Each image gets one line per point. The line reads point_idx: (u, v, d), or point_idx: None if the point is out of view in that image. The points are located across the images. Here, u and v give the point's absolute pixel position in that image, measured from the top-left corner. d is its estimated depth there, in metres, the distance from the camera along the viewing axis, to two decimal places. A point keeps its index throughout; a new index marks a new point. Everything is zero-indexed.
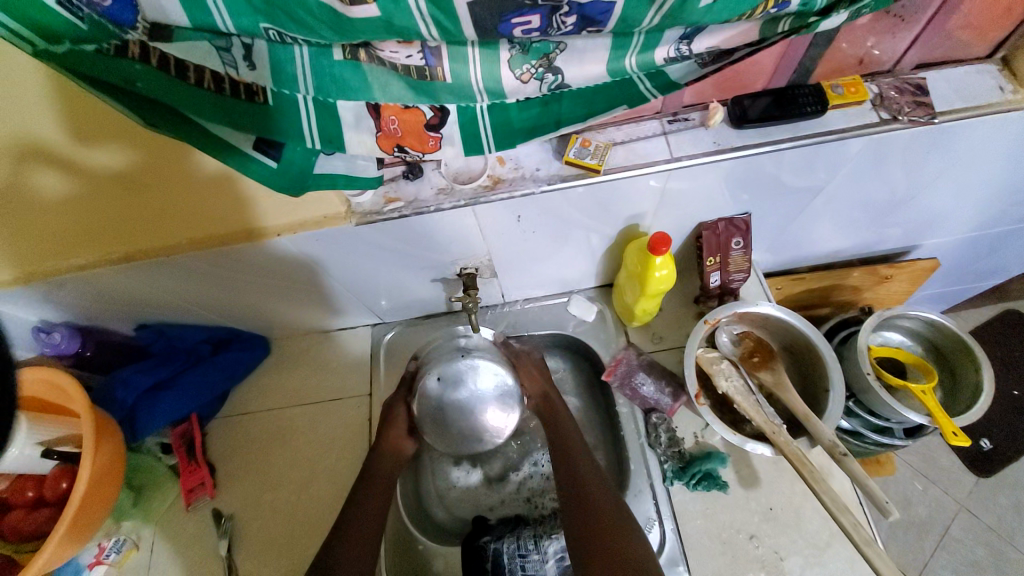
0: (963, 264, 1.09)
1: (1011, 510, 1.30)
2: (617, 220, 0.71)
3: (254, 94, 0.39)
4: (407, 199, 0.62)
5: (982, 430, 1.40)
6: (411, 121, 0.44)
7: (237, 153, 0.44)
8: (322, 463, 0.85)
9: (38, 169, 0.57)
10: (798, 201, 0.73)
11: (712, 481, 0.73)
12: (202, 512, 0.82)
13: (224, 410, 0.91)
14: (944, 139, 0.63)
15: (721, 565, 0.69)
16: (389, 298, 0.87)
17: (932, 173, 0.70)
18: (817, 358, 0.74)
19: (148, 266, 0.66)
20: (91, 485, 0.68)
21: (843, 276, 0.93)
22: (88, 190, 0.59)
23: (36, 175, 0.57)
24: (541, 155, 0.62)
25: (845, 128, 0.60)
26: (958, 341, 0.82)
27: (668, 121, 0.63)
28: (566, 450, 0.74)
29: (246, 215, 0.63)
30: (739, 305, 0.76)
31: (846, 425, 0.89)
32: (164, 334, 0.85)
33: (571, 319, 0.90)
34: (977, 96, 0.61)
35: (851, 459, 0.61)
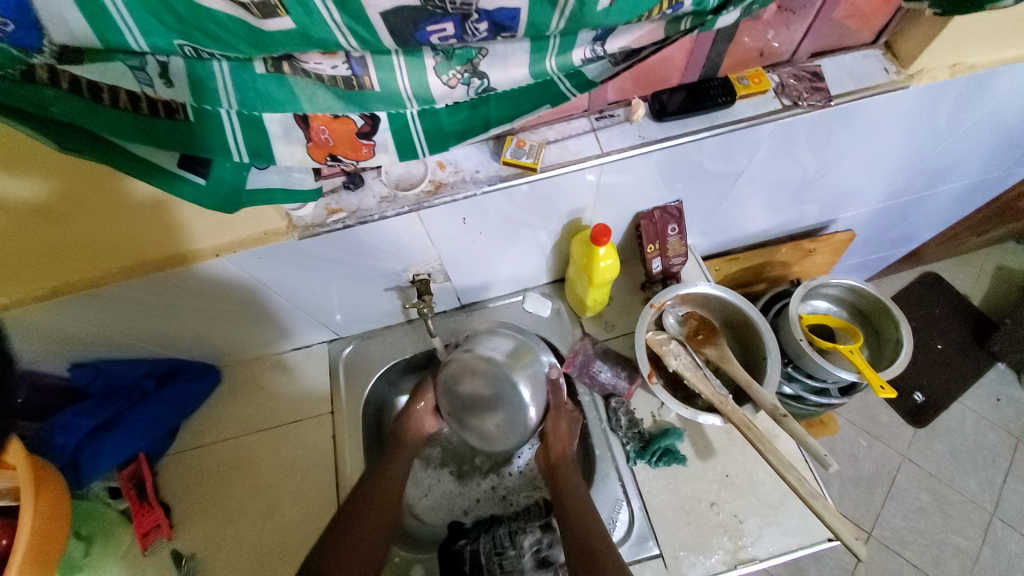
0: (879, 233, 1.20)
1: (945, 455, 1.43)
2: (560, 215, 0.73)
3: (173, 111, 0.39)
4: (350, 209, 0.62)
5: (914, 384, 1.53)
6: (341, 130, 0.44)
7: (163, 173, 0.43)
8: (286, 487, 0.83)
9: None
10: (723, 185, 0.78)
11: (672, 456, 0.76)
12: (160, 555, 0.78)
13: (176, 445, 0.86)
14: (842, 119, 0.69)
15: (687, 535, 0.73)
16: (344, 312, 0.86)
17: (838, 152, 0.78)
18: (754, 330, 0.79)
19: (79, 300, 0.64)
20: (35, 540, 0.63)
21: (773, 253, 1.00)
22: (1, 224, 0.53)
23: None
24: (478, 158, 0.64)
25: (754, 116, 0.66)
26: (877, 302, 0.91)
27: (597, 118, 0.67)
28: None
29: (180, 240, 0.62)
30: (680, 287, 0.81)
31: (789, 391, 0.95)
32: (101, 373, 0.81)
33: (527, 316, 0.92)
34: (865, 79, 0.68)
35: (791, 419, 0.66)
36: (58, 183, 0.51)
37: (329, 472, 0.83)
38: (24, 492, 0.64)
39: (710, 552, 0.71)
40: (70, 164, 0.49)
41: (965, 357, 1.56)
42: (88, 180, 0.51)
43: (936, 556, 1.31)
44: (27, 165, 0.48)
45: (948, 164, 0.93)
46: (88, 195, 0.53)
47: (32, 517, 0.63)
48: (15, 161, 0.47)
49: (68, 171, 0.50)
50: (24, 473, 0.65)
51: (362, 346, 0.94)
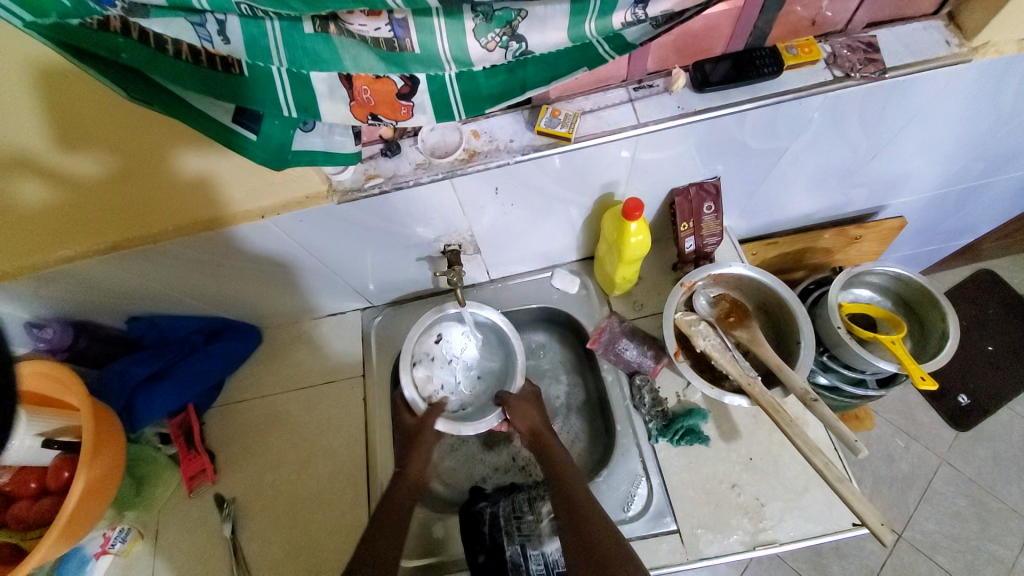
0: (931, 224, 1.14)
1: (988, 460, 1.36)
2: (592, 189, 0.73)
3: (229, 66, 0.40)
4: (387, 175, 0.64)
5: (960, 386, 1.45)
6: (382, 90, 0.45)
7: (218, 126, 0.45)
8: (320, 442, 0.87)
9: (13, 192, 0.57)
10: (764, 163, 0.76)
11: (695, 435, 0.76)
12: (204, 498, 0.84)
13: (220, 399, 0.92)
14: (897, 94, 0.66)
15: (705, 514, 0.73)
16: (377, 281, 0.89)
17: (891, 131, 0.73)
18: (788, 313, 0.77)
19: (136, 255, 0.69)
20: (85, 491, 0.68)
21: (814, 239, 0.96)
22: (78, 180, 0.58)
23: (8, 191, 0.56)
24: (513, 127, 0.65)
25: (801, 88, 0.63)
26: (924, 293, 0.87)
27: (635, 89, 0.65)
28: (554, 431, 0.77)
29: (225, 201, 0.65)
30: (713, 268, 0.79)
31: (824, 380, 0.93)
32: (155, 326, 0.87)
33: (555, 292, 0.92)
34: (925, 52, 0.64)
35: (821, 404, 0.65)
36: (123, 137, 0.54)
37: (360, 431, 0.87)
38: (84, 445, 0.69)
39: (729, 532, 0.71)
40: (128, 129, 0.53)
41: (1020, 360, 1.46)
42: (146, 139, 0.54)
43: (971, 563, 1.26)
44: (99, 119, 0.51)
45: (1016, 148, 0.87)
46: (149, 151, 0.56)
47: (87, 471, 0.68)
48: (90, 115, 0.51)
49: (133, 125, 0.52)
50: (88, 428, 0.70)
51: (393, 315, 0.97)
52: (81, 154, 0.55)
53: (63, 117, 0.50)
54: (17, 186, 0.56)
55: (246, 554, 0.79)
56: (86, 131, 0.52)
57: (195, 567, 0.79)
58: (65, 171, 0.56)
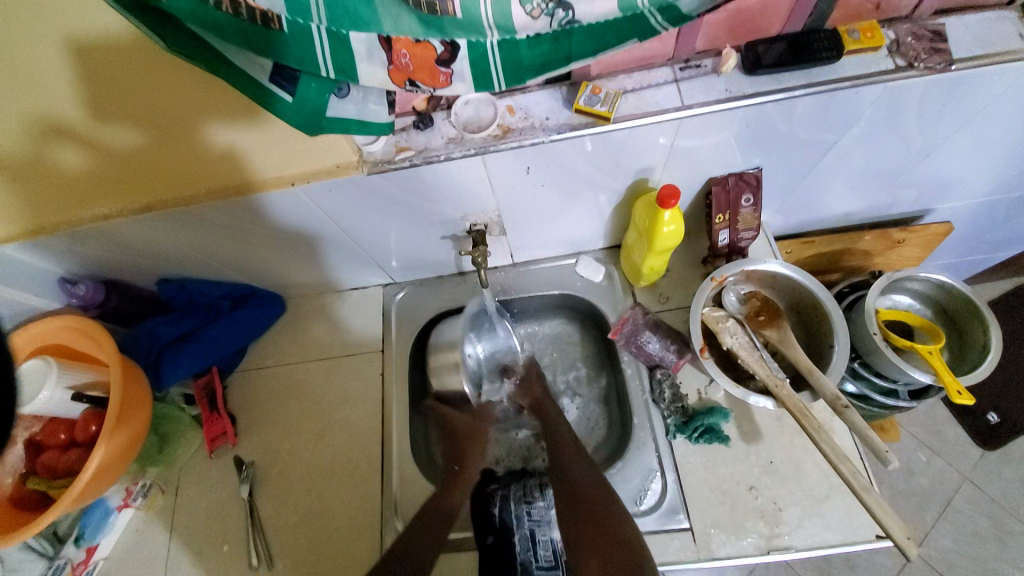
0: (978, 232, 1.08)
1: (1016, 483, 1.30)
2: (626, 174, 0.70)
3: (269, 20, 0.39)
4: (417, 148, 0.62)
5: (991, 404, 1.39)
6: (422, 55, 0.44)
7: (255, 85, 0.45)
8: (336, 414, 0.88)
9: (60, 148, 0.58)
10: (809, 157, 0.72)
11: (714, 434, 0.74)
12: (224, 458, 0.86)
13: (243, 364, 0.94)
14: (962, 89, 0.61)
15: (719, 514, 0.71)
16: (400, 258, 0.89)
17: (950, 128, 0.69)
18: (823, 316, 0.74)
19: (166, 218, 0.69)
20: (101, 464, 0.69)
21: (855, 240, 0.92)
22: (121, 139, 0.58)
23: (49, 147, 0.58)
24: (549, 104, 0.62)
25: (860, 76, 0.59)
26: (967, 303, 0.82)
27: (680, 68, 0.62)
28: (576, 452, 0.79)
29: (254, 167, 0.64)
30: (746, 263, 0.76)
31: (852, 388, 0.90)
32: (185, 289, 0.88)
33: (579, 279, 0.91)
34: (996, 44, 0.59)
35: (853, 411, 0.62)
36: (162, 96, 0.54)
37: (376, 405, 0.88)
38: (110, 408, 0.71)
39: (743, 534, 0.70)
40: (158, 87, 0.53)
41: None
42: (174, 100, 0.54)
43: None
44: (139, 78, 0.52)
45: None
46: (186, 114, 0.56)
47: (105, 446, 0.69)
48: (130, 73, 0.51)
49: (171, 85, 0.53)
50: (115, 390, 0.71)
51: (414, 293, 0.97)
52: (113, 115, 0.55)
53: (105, 73, 0.51)
54: (63, 142, 0.57)
55: (261, 516, 0.81)
56: (127, 91, 0.53)
57: (213, 525, 0.82)
58: (108, 130, 0.57)
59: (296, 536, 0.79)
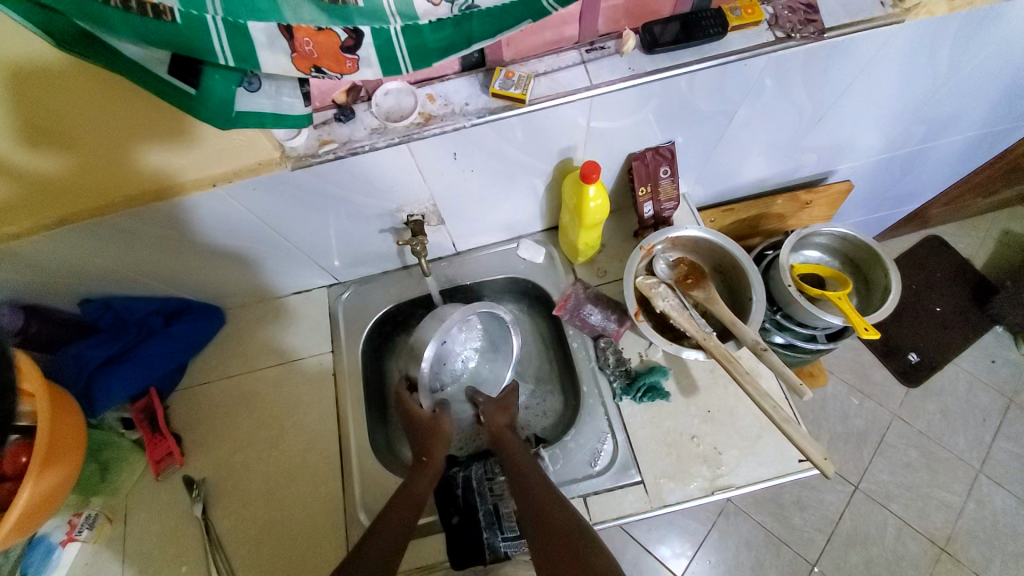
0: (879, 189, 1.20)
1: (936, 414, 1.46)
2: (550, 154, 0.74)
3: (161, 13, 0.38)
4: (341, 140, 0.63)
5: (910, 345, 1.54)
6: (326, 43, 0.44)
7: (153, 76, 0.44)
8: (289, 419, 0.87)
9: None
10: (716, 127, 0.78)
11: (656, 391, 0.79)
12: (172, 479, 0.83)
13: (184, 381, 0.91)
14: (838, 54, 0.68)
15: (667, 465, 0.76)
16: (341, 257, 0.89)
17: (834, 93, 0.76)
18: (741, 273, 0.81)
19: (81, 231, 0.66)
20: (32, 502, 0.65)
21: (768, 204, 1.01)
22: (44, 159, 0.57)
23: None
24: (468, 91, 0.65)
25: (745, 48, 0.65)
26: (866, 250, 0.92)
27: (587, 51, 0.66)
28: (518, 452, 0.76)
29: (175, 172, 0.63)
30: (670, 231, 0.82)
31: (780, 339, 0.98)
32: (111, 308, 0.84)
33: (521, 262, 0.94)
34: (859, 12, 0.66)
35: (771, 352, 0.69)
36: (82, 117, 0.53)
37: (329, 405, 0.87)
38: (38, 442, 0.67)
39: (689, 480, 0.75)
40: (68, 104, 0.51)
41: (960, 318, 1.56)
42: (86, 113, 0.52)
43: (920, 508, 1.35)
44: (75, 100, 0.51)
45: (952, 112, 0.91)
46: (120, 132, 0.56)
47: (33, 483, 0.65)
48: (64, 97, 0.50)
49: (109, 106, 0.52)
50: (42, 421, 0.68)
51: (360, 291, 0.97)
52: (14, 135, 0.53)
53: (18, 96, 0.49)
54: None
55: (220, 533, 0.79)
56: (55, 113, 0.52)
57: (168, 548, 0.79)
58: (18, 152, 0.55)
59: (257, 547, 0.78)
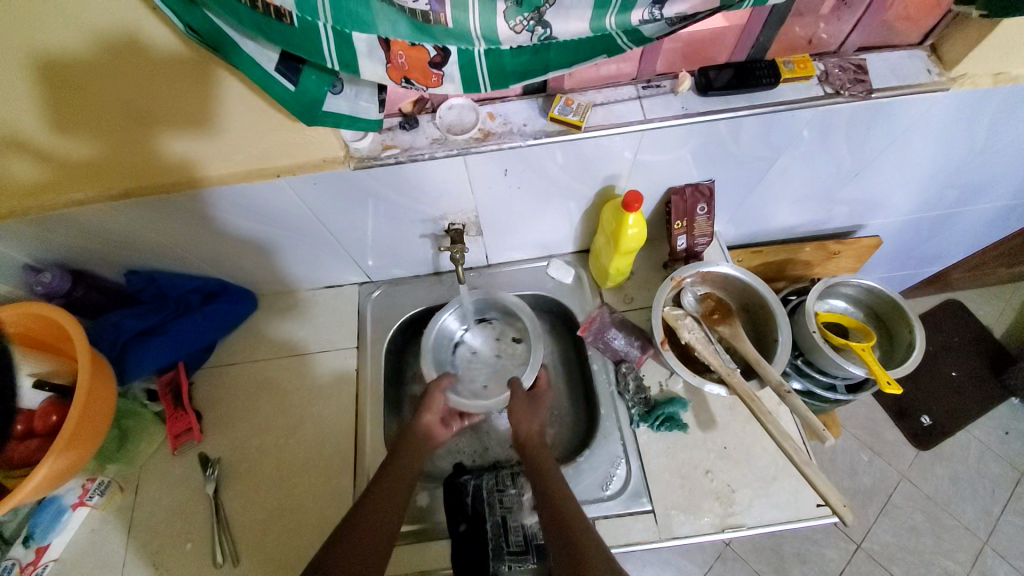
0: (906, 248, 1.21)
1: (946, 480, 1.43)
2: (595, 180, 0.77)
3: (282, 15, 0.43)
4: (403, 146, 0.67)
5: (924, 408, 1.52)
6: (416, 58, 0.49)
7: (263, 74, 0.50)
8: (309, 409, 0.88)
9: (59, 142, 0.60)
10: (757, 171, 0.80)
11: (674, 422, 0.80)
12: (188, 455, 0.85)
13: (211, 360, 0.93)
14: (882, 114, 0.71)
15: (679, 496, 0.76)
16: (377, 257, 0.92)
17: (873, 150, 0.79)
18: (768, 313, 0.82)
19: (145, 205, 0.70)
20: (49, 475, 0.66)
21: (797, 250, 1.02)
22: (76, 145, 0.61)
23: (33, 132, 0.58)
24: (527, 113, 0.68)
25: (796, 100, 0.68)
26: (893, 305, 0.92)
27: (643, 87, 0.70)
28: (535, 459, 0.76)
29: (239, 156, 0.66)
30: (702, 266, 0.84)
31: (799, 385, 0.98)
32: (154, 281, 0.87)
33: (550, 281, 0.96)
34: (908, 77, 0.69)
35: (795, 395, 0.69)
36: (158, 91, 0.56)
37: (349, 400, 0.89)
38: (74, 405, 0.69)
39: (700, 514, 0.75)
40: (149, 78, 0.54)
41: (978, 386, 1.55)
42: (165, 88, 0.56)
43: (923, 575, 1.32)
44: (104, 89, 0.54)
45: (987, 180, 0.93)
46: (146, 120, 0.59)
47: (54, 458, 0.65)
48: (94, 85, 0.54)
49: (135, 95, 0.56)
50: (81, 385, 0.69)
51: (389, 291, 0.99)
52: (97, 105, 0.56)
53: (102, 66, 0.52)
54: (46, 141, 0.60)
55: (228, 513, 0.80)
56: (99, 96, 0.55)
57: (175, 523, 0.80)
58: (99, 122, 0.58)
59: (264, 532, 0.79)
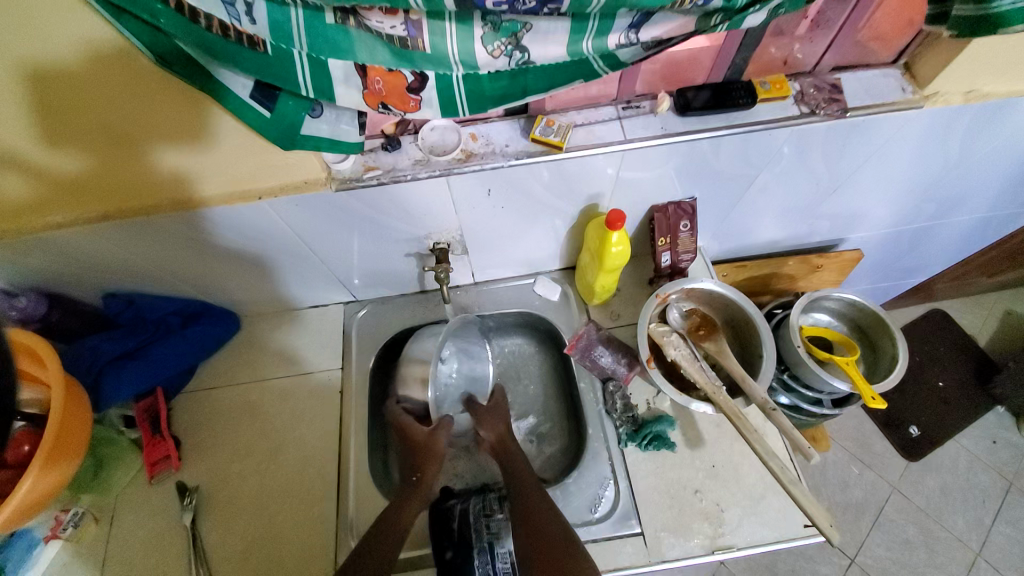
0: (887, 260, 1.23)
1: (936, 491, 1.43)
2: (579, 199, 0.77)
3: (255, 43, 0.44)
4: (385, 168, 0.67)
5: (911, 418, 1.53)
6: (393, 82, 0.50)
7: (237, 101, 0.51)
8: (291, 433, 0.86)
9: (35, 165, 0.59)
10: (737, 188, 0.81)
11: (662, 441, 0.79)
12: (165, 484, 0.82)
13: (191, 384, 0.91)
14: (856, 133, 0.72)
15: (668, 518, 0.75)
16: (362, 276, 0.91)
17: (849, 167, 0.80)
18: (753, 329, 0.82)
19: (123, 228, 0.69)
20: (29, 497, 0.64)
21: (780, 264, 1.03)
22: (52, 168, 0.60)
23: (7, 157, 0.57)
24: (509, 133, 0.69)
25: (772, 120, 0.69)
26: (876, 319, 0.93)
27: (623, 108, 0.71)
28: (523, 484, 0.76)
29: (220, 178, 0.66)
30: (686, 282, 0.84)
31: (786, 400, 0.98)
32: (133, 304, 0.85)
33: (537, 298, 0.96)
34: (882, 96, 0.71)
35: (780, 412, 0.69)
36: (137, 114, 0.55)
37: (333, 423, 0.87)
38: (47, 430, 0.67)
39: (690, 535, 0.74)
40: (128, 102, 0.53)
41: (964, 395, 1.56)
42: (143, 112, 0.55)
43: None
44: (95, 105, 0.53)
45: (962, 194, 0.95)
46: (136, 137, 0.58)
47: (38, 475, 0.64)
48: (85, 101, 0.53)
49: (126, 111, 0.54)
50: (56, 408, 0.68)
51: (375, 311, 0.98)
52: (75, 129, 0.55)
53: (81, 91, 0.51)
54: (21, 164, 0.59)
55: (207, 544, 0.78)
56: (76, 120, 0.54)
57: (150, 556, 0.77)
58: (77, 145, 0.58)
59: (244, 562, 0.76)
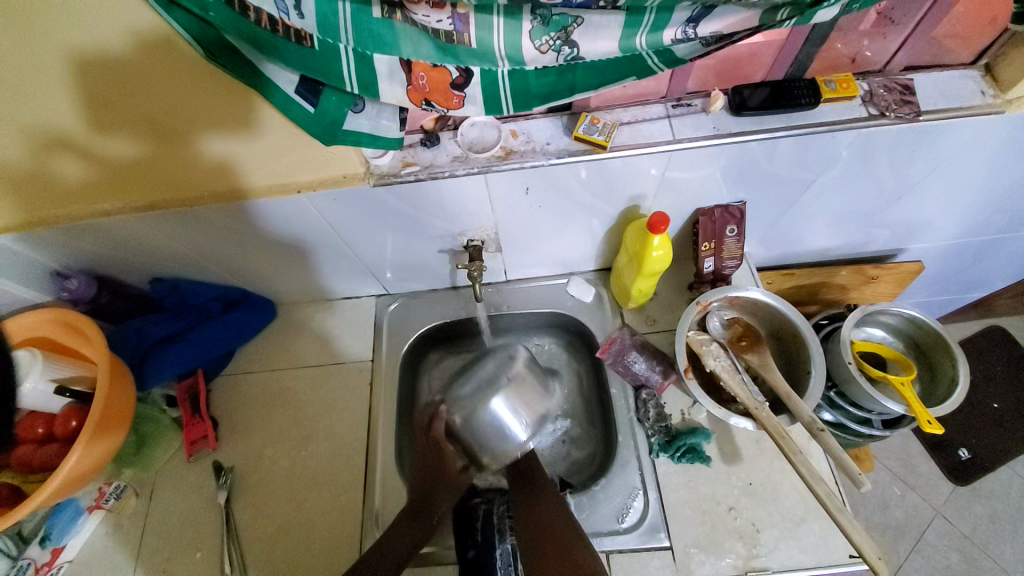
0: (948, 273, 1.14)
1: (985, 519, 1.33)
2: (619, 200, 0.74)
3: (302, 39, 0.44)
4: (423, 164, 0.66)
5: (961, 440, 1.43)
6: (438, 78, 0.49)
7: (283, 97, 0.51)
8: (321, 421, 0.88)
9: (87, 155, 0.61)
10: (791, 193, 0.77)
11: (696, 454, 0.76)
12: (203, 463, 0.85)
13: (229, 368, 0.94)
14: (930, 137, 0.66)
15: (699, 534, 0.72)
16: (395, 270, 0.91)
17: (917, 173, 0.74)
18: (800, 343, 0.78)
19: (168, 217, 0.71)
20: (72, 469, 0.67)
21: (831, 274, 0.97)
22: (102, 158, 0.62)
23: (62, 145, 0.59)
24: (551, 131, 0.67)
25: (835, 121, 0.64)
26: (937, 338, 0.86)
27: (673, 106, 0.67)
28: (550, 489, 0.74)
29: (259, 172, 0.66)
30: (730, 290, 0.80)
31: (829, 417, 0.93)
32: (177, 289, 0.88)
33: (570, 299, 0.94)
34: (959, 100, 0.64)
35: (828, 434, 0.65)
36: (184, 107, 0.56)
37: (362, 414, 0.88)
38: (95, 404, 0.70)
39: (722, 554, 0.71)
40: (176, 94, 0.54)
41: None
42: (190, 104, 0.56)
43: None
44: (144, 93, 0.54)
45: None
46: (178, 128, 0.58)
47: (82, 446, 0.67)
48: (131, 87, 0.53)
49: (170, 100, 0.55)
50: (101, 384, 0.70)
51: (406, 305, 0.98)
52: (125, 120, 0.57)
53: (133, 81, 0.52)
54: (74, 153, 0.60)
55: (240, 524, 0.80)
56: (126, 110, 0.56)
57: (187, 532, 0.80)
58: (126, 136, 0.59)
59: (273, 545, 0.78)
